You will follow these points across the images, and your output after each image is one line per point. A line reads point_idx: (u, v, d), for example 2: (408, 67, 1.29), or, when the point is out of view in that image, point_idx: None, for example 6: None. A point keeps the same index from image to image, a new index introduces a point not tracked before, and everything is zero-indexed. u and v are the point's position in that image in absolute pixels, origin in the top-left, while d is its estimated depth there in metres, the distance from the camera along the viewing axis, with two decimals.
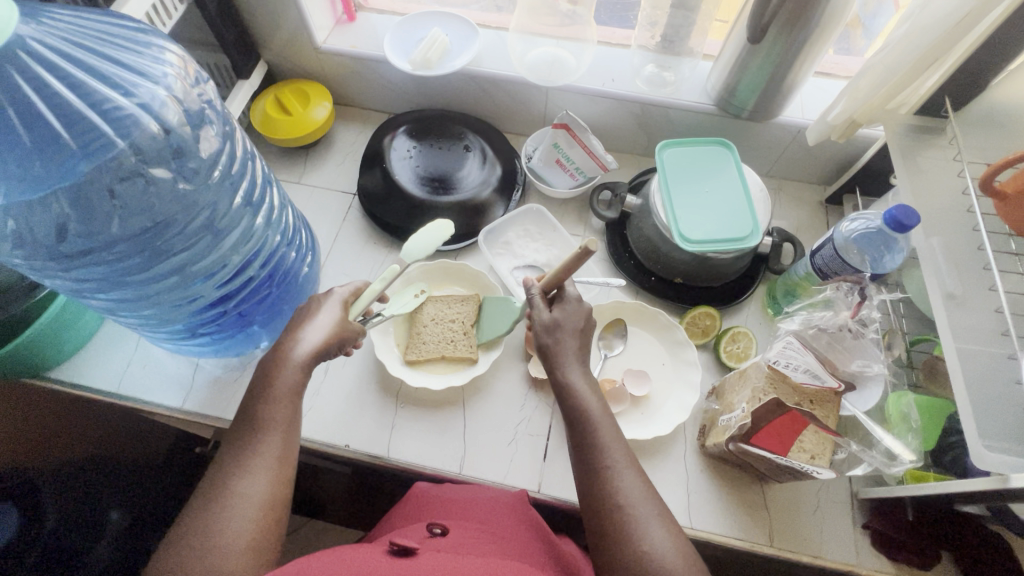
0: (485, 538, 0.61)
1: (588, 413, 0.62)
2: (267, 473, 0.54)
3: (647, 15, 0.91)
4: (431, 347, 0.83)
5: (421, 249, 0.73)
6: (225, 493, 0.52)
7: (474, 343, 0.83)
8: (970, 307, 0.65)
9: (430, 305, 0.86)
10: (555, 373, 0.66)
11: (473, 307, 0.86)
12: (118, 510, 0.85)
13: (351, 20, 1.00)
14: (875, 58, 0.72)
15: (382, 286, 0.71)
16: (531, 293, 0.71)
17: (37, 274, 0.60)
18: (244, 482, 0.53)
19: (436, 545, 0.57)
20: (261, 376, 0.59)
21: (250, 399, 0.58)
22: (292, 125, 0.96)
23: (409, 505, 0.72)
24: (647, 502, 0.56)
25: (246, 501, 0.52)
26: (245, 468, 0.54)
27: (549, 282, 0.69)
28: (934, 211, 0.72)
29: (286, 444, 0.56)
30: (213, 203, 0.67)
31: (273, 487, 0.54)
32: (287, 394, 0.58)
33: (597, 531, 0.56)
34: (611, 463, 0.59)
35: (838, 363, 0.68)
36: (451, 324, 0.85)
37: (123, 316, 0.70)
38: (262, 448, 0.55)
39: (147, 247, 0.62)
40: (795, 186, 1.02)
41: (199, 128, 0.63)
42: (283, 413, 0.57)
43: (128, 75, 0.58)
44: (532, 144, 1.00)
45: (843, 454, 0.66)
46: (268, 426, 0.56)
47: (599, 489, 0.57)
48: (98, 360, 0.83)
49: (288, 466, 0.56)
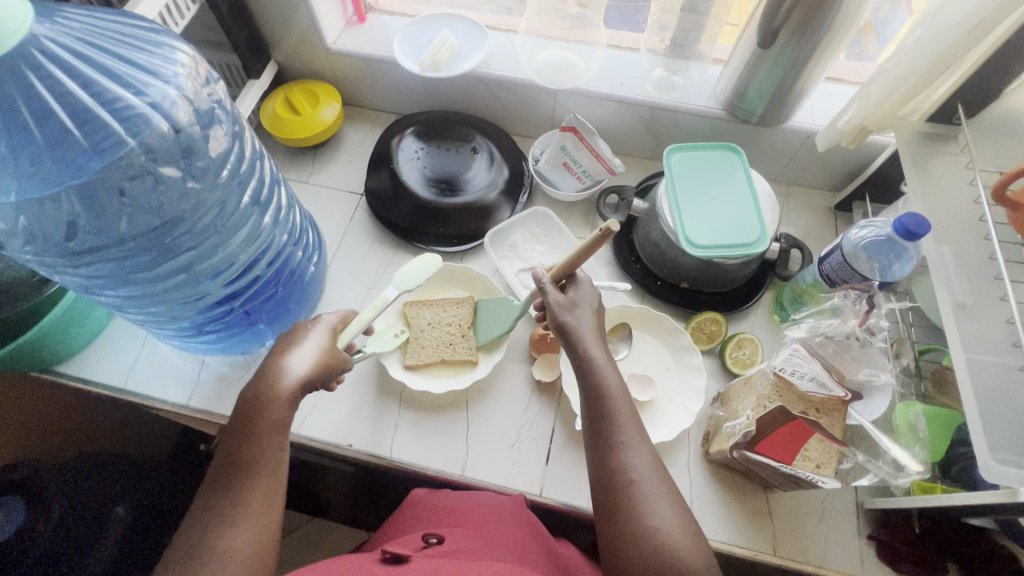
0: (483, 544, 0.61)
1: (607, 392, 0.61)
2: (249, 524, 0.53)
3: (657, 19, 0.91)
4: (431, 351, 0.83)
5: (410, 279, 0.76)
6: (207, 550, 0.51)
7: (472, 346, 0.83)
8: (981, 317, 0.64)
9: (425, 310, 0.86)
10: (577, 349, 0.64)
11: (468, 309, 0.85)
12: (123, 505, 0.92)
13: (361, 21, 1.00)
14: (886, 65, 0.72)
15: (371, 315, 0.71)
16: (542, 283, 0.69)
17: (47, 270, 0.60)
18: (227, 538, 0.51)
19: (432, 552, 0.58)
20: (243, 415, 0.58)
21: (232, 444, 0.56)
22: (301, 125, 0.96)
23: (409, 513, 0.74)
24: (659, 482, 0.57)
25: (232, 559, 0.51)
26: (227, 520, 0.52)
27: (560, 270, 0.69)
28: (945, 220, 0.71)
29: (267, 489, 0.55)
30: (221, 202, 0.67)
31: (256, 539, 0.52)
32: (266, 434, 0.57)
33: (610, 511, 0.57)
34: (626, 437, 0.59)
35: (845, 371, 0.68)
36: (448, 328, 0.84)
37: (131, 313, 0.71)
38: (245, 496, 0.54)
39: (156, 246, 0.63)
40: (804, 192, 1.01)
41: (208, 127, 0.64)
42: (267, 456, 0.56)
43: (139, 74, 0.58)
44: (539, 147, 0.99)
45: (849, 464, 0.65)
46: (246, 474, 0.55)
47: (610, 469, 0.58)
48: (105, 356, 0.83)
49: (272, 508, 0.55)
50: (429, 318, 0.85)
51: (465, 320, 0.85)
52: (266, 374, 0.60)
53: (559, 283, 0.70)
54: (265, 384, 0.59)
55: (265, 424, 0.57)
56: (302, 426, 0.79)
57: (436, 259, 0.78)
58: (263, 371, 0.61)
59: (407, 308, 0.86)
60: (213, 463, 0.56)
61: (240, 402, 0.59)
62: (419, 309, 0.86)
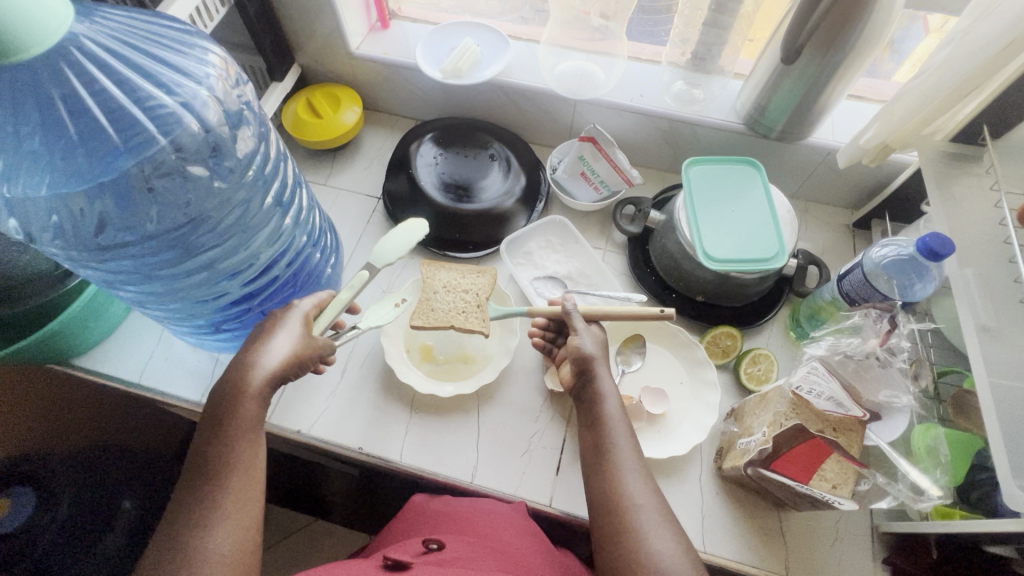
0: (482, 552, 0.61)
1: (606, 414, 0.64)
2: (230, 525, 0.53)
3: (680, 32, 0.92)
4: (441, 315, 0.78)
5: (392, 253, 0.70)
6: (185, 552, 0.51)
7: (485, 317, 0.77)
8: (1007, 341, 0.63)
9: (444, 274, 0.83)
10: (586, 379, 0.66)
11: (489, 282, 0.81)
12: (129, 499, 0.98)
13: (384, 27, 1.02)
14: (911, 84, 0.72)
15: (347, 295, 0.67)
16: (570, 310, 0.69)
17: (72, 263, 0.61)
18: (206, 539, 0.51)
19: (433, 560, 0.58)
20: (217, 414, 0.57)
21: (205, 444, 0.56)
22: (322, 128, 0.97)
23: (408, 518, 0.74)
24: (656, 509, 0.57)
25: (213, 561, 0.51)
26: (204, 520, 0.52)
27: (593, 312, 0.69)
28: (966, 241, 0.70)
29: (244, 489, 0.55)
30: (245, 202, 0.68)
31: (238, 539, 0.53)
32: (243, 437, 0.57)
33: (607, 534, 0.57)
34: (628, 465, 0.60)
35: (864, 391, 0.65)
36: (464, 295, 0.80)
37: (151, 309, 0.71)
38: (219, 497, 0.53)
39: (178, 244, 0.63)
40: (822, 208, 1.00)
41: (237, 128, 0.64)
42: (243, 454, 0.56)
43: (172, 74, 0.59)
44: (557, 156, 1.00)
45: (867, 486, 0.64)
46: (222, 474, 0.54)
47: (607, 496, 0.59)
48: (121, 351, 0.83)
49: (250, 508, 0.55)
50: (445, 281, 0.83)
51: (483, 292, 0.80)
52: (238, 368, 0.59)
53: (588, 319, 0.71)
54: (236, 380, 0.58)
55: (241, 425, 0.56)
56: (313, 427, 0.79)
57: (410, 227, 0.72)
58: (235, 364, 0.60)
59: (427, 267, 0.84)
60: (187, 462, 0.56)
61: (209, 401, 0.59)
62: (438, 270, 0.84)
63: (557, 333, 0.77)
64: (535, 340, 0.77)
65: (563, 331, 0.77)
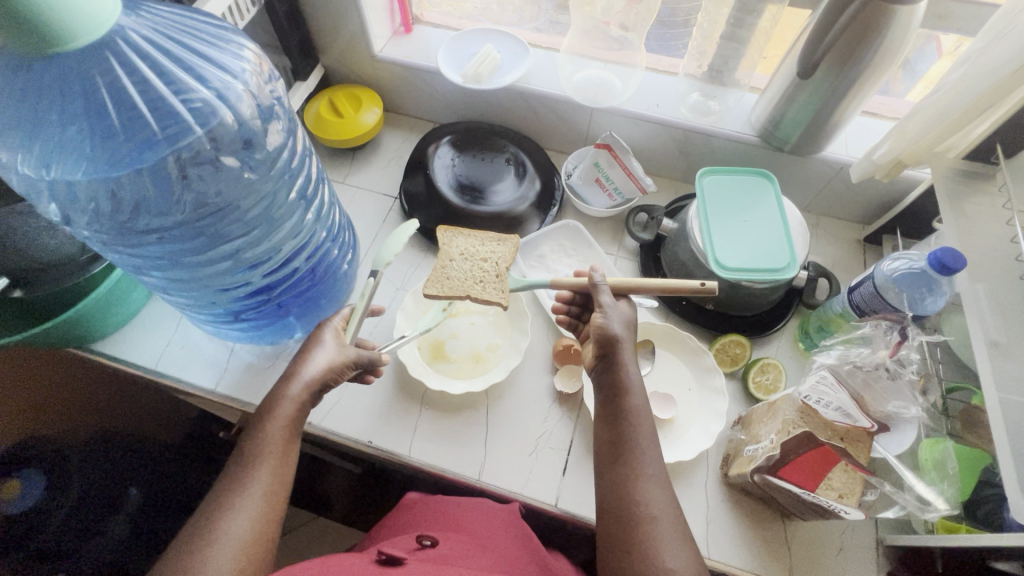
0: (472, 549, 0.64)
1: (628, 408, 0.64)
2: (253, 512, 0.54)
3: (697, 44, 0.93)
4: (456, 283, 0.76)
5: (387, 252, 0.72)
6: (207, 534, 0.52)
7: (504, 289, 0.74)
8: (1017, 357, 0.63)
9: (461, 240, 0.81)
10: (611, 371, 0.66)
11: (510, 250, 0.79)
12: (135, 488, 1.01)
13: (407, 31, 1.04)
14: (926, 101, 0.73)
15: (364, 302, 0.70)
16: (597, 283, 0.69)
17: (104, 246, 0.63)
18: (228, 524, 0.53)
19: (426, 556, 0.59)
20: (260, 410, 0.60)
21: (244, 435, 0.59)
22: (342, 128, 0.99)
23: (407, 513, 0.75)
24: (674, 521, 0.57)
25: (229, 546, 0.52)
26: (229, 506, 0.54)
27: (622, 286, 0.71)
28: (978, 257, 0.70)
29: (275, 481, 0.56)
30: (271, 194, 0.69)
31: (258, 529, 0.54)
32: (280, 432, 0.59)
33: (622, 541, 0.57)
34: (652, 470, 0.60)
35: (872, 402, 0.66)
36: (482, 263, 0.78)
37: (172, 297, 0.73)
38: (247, 486, 0.55)
39: (205, 232, 0.65)
40: (834, 222, 1.01)
41: (268, 122, 0.66)
42: (276, 449, 0.58)
43: (209, 68, 0.61)
44: (572, 162, 1.01)
45: (874, 496, 0.64)
46: (253, 464, 0.56)
47: (625, 501, 0.59)
48: (140, 337, 0.85)
49: (275, 503, 0.56)
50: (463, 249, 0.80)
51: (502, 261, 0.77)
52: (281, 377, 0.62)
53: (616, 293, 0.72)
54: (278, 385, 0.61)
55: (281, 421, 0.59)
56: (324, 419, 0.80)
57: (412, 227, 0.74)
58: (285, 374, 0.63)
59: (442, 233, 0.82)
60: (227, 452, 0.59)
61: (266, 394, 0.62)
62: (455, 237, 0.82)
63: (582, 308, 0.80)
64: (561, 319, 0.81)
65: (588, 305, 0.79)
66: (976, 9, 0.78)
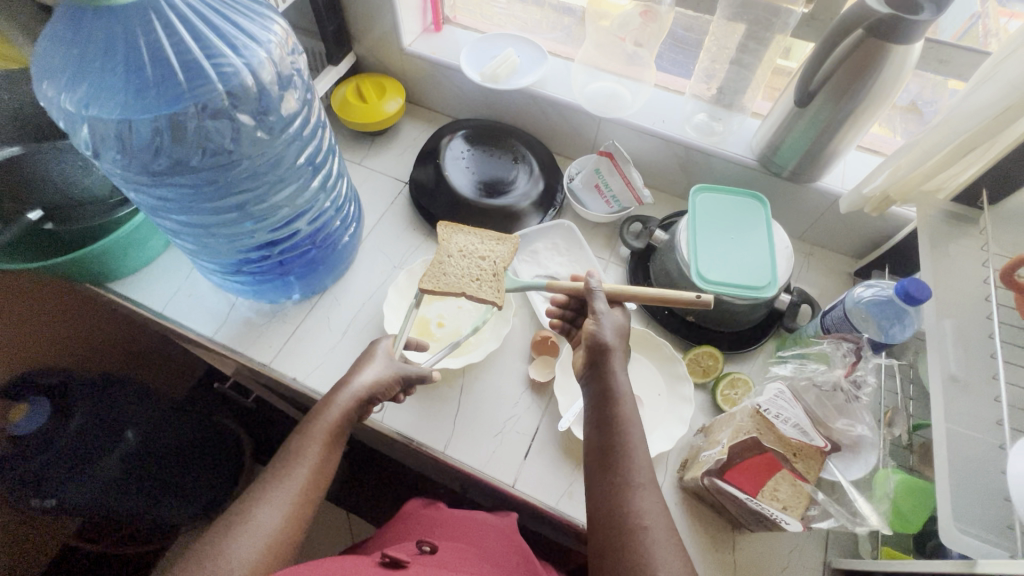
0: (468, 556, 0.69)
1: (622, 414, 0.65)
2: (283, 508, 0.60)
3: (706, 67, 0.97)
4: (452, 281, 0.78)
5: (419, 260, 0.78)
6: (243, 523, 0.58)
7: (501, 289, 0.77)
8: (973, 393, 0.64)
9: (461, 237, 0.84)
10: (605, 378, 0.68)
11: (510, 250, 0.82)
12: (132, 431, 1.06)
13: (437, 30, 1.10)
14: (917, 138, 0.75)
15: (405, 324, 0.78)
16: (595, 293, 0.71)
17: (127, 185, 0.69)
18: (262, 515, 0.59)
19: (426, 560, 0.64)
20: (309, 416, 0.68)
21: (290, 438, 0.66)
22: (365, 112, 1.06)
23: (403, 526, 0.80)
24: (667, 533, 0.58)
25: (258, 532, 0.57)
26: (265, 500, 0.60)
27: (617, 293, 0.73)
28: (951, 295, 0.72)
29: (310, 484, 0.63)
30: (279, 156, 0.76)
31: (284, 524, 0.59)
32: (321, 435, 0.66)
33: (616, 549, 0.57)
34: (643, 480, 0.61)
35: (827, 420, 0.68)
36: (480, 261, 0.81)
37: (183, 243, 0.79)
38: (285, 483, 0.62)
39: (217, 182, 0.72)
40: (826, 253, 1.03)
41: (285, 90, 0.72)
42: (317, 453, 0.65)
43: (240, 36, 0.67)
44: (576, 167, 1.05)
45: (816, 512, 0.65)
46: (293, 463, 0.64)
47: (617, 507, 0.60)
48: (152, 281, 0.92)
49: (302, 507, 0.62)
50: (462, 246, 0.83)
51: (500, 260, 0.80)
52: (331, 388, 0.71)
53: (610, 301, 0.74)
54: (331, 393, 0.70)
55: (327, 428, 0.67)
56: (307, 376, 0.84)
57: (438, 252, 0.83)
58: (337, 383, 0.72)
59: (442, 229, 0.84)
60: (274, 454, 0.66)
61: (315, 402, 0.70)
62: (455, 234, 0.84)
63: (576, 313, 0.82)
64: (555, 322, 0.82)
65: (582, 311, 0.82)
66: (972, 57, 0.82)
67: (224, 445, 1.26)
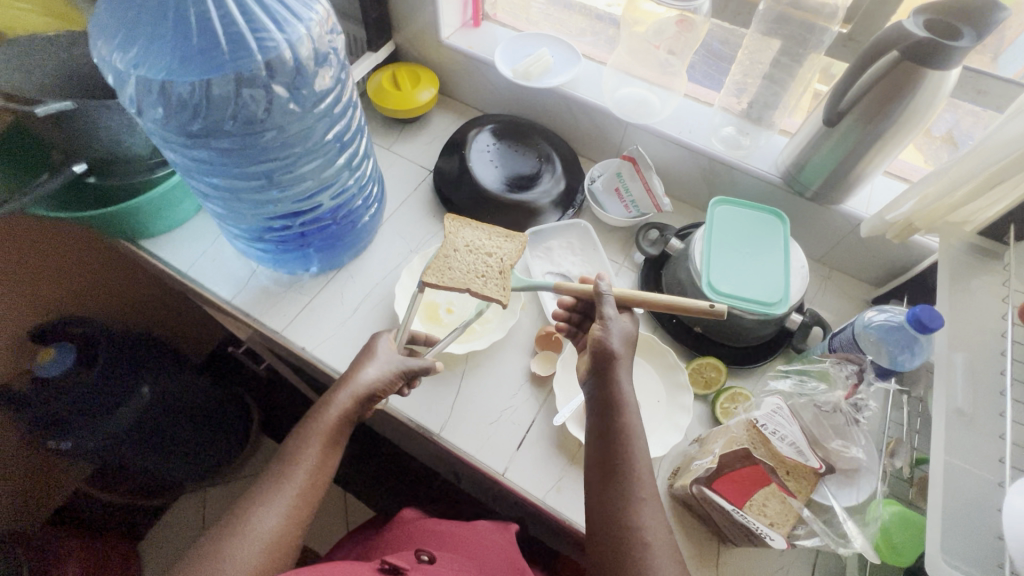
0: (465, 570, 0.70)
1: (624, 424, 0.65)
2: (281, 511, 0.62)
3: (738, 81, 0.97)
4: (458, 275, 0.76)
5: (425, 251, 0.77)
6: (243, 527, 0.60)
7: (507, 288, 0.76)
8: (977, 429, 0.63)
9: (467, 232, 0.82)
10: (609, 385, 0.67)
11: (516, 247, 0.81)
12: (149, 387, 1.10)
13: (475, 25, 1.13)
14: (945, 168, 0.74)
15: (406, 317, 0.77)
16: (602, 292, 0.70)
17: (166, 144, 0.73)
18: (261, 519, 0.61)
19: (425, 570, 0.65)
20: (309, 416, 0.69)
21: (291, 437, 0.68)
22: (399, 100, 1.09)
23: (400, 534, 0.81)
24: (668, 546, 0.59)
25: (257, 536, 0.60)
26: (263, 504, 0.62)
27: (627, 298, 0.72)
28: (966, 329, 0.70)
29: (308, 485, 0.65)
30: (310, 130, 0.79)
31: (282, 525, 0.61)
32: (320, 436, 0.68)
33: (617, 558, 0.59)
34: (644, 494, 0.61)
35: (822, 438, 0.68)
36: (487, 258, 0.79)
37: (212, 205, 0.83)
38: (284, 486, 0.64)
39: (249, 150, 0.75)
40: (844, 278, 1.01)
41: (320, 67, 0.75)
42: (315, 454, 0.67)
43: (283, 12, 0.70)
44: (598, 170, 1.06)
45: (802, 531, 0.65)
46: (293, 465, 0.65)
47: (618, 518, 0.60)
48: (181, 242, 0.96)
49: (300, 508, 0.64)
50: (469, 241, 0.82)
51: (507, 258, 0.79)
52: (331, 387, 0.72)
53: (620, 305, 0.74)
54: (331, 393, 0.71)
55: (325, 429, 0.68)
56: (317, 346, 0.86)
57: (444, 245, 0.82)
58: (338, 380, 0.73)
59: (450, 223, 0.83)
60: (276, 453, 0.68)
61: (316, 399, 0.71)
62: (462, 228, 0.83)
63: (582, 317, 0.82)
64: (561, 325, 0.82)
65: (589, 315, 0.82)
66: (1011, 89, 0.82)
67: (232, 411, 1.30)
